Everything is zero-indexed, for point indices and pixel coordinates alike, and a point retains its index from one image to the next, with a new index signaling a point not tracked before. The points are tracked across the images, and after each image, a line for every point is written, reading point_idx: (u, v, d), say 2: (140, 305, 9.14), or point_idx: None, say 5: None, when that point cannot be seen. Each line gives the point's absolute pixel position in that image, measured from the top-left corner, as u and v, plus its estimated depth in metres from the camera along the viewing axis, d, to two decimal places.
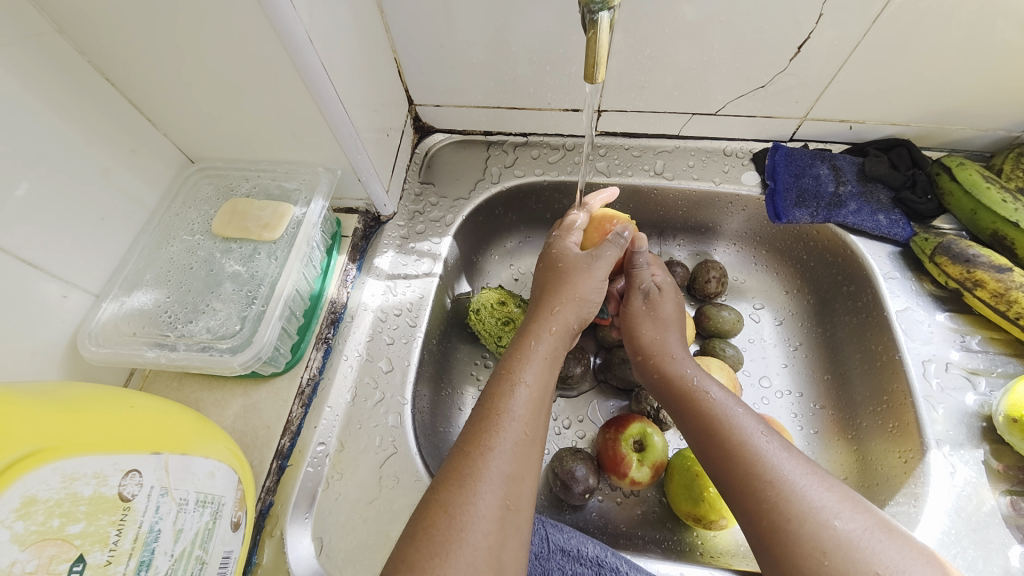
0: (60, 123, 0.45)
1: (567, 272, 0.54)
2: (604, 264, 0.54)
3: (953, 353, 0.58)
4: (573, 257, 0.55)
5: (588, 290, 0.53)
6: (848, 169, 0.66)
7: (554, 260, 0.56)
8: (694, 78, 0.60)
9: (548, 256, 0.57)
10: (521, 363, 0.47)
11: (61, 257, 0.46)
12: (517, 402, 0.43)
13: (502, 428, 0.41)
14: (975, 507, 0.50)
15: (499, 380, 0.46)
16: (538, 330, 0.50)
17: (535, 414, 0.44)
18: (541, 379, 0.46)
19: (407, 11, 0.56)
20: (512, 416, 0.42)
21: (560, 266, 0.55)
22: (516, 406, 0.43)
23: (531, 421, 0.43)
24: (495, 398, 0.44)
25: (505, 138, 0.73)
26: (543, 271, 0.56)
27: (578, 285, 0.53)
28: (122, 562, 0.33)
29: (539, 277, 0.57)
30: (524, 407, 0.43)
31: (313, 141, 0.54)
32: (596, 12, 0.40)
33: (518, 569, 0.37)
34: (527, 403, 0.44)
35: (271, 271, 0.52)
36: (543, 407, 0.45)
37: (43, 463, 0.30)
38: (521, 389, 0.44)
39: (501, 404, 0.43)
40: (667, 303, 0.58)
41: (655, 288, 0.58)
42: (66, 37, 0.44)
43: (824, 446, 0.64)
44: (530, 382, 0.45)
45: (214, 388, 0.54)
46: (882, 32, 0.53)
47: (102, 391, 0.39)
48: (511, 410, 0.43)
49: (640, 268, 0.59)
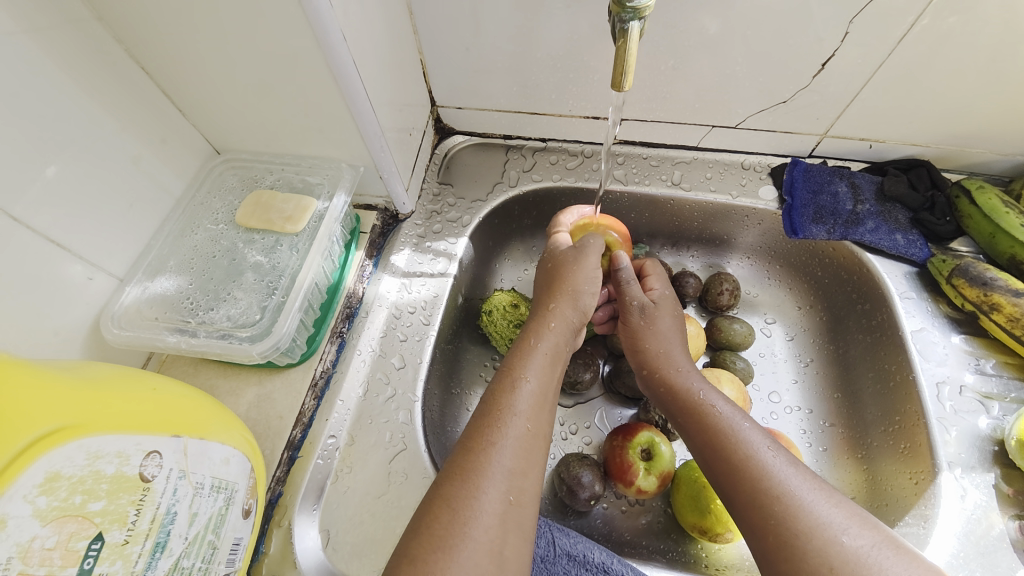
0: (94, 108, 0.46)
1: (556, 271, 0.55)
2: (591, 250, 0.57)
3: (968, 375, 0.58)
4: (560, 254, 0.57)
5: (581, 281, 0.54)
6: (867, 187, 0.66)
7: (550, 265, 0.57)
8: (715, 90, 0.61)
9: (542, 266, 0.59)
10: (523, 361, 0.47)
11: (88, 239, 0.47)
12: (521, 398, 0.44)
13: (505, 424, 0.41)
14: (984, 530, 0.50)
15: (501, 377, 0.46)
16: (538, 328, 0.51)
17: (538, 411, 0.44)
18: (544, 375, 0.47)
19: (435, 14, 0.57)
20: (515, 412, 0.42)
21: (556, 265, 0.56)
22: (519, 402, 0.43)
23: (534, 416, 0.43)
24: (497, 394, 0.44)
25: (524, 142, 0.73)
26: (544, 276, 0.57)
27: (571, 279, 0.54)
28: (139, 542, 0.34)
29: (541, 278, 0.58)
30: (526, 403, 0.44)
31: (338, 137, 0.55)
32: (626, 21, 0.40)
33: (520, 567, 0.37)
34: (531, 399, 0.44)
35: (292, 263, 0.53)
36: (546, 403, 0.45)
37: (69, 440, 0.30)
38: (525, 384, 0.45)
39: (503, 401, 0.43)
40: (663, 316, 0.57)
41: (650, 302, 0.57)
42: (105, 24, 0.45)
43: (832, 464, 0.64)
44: (534, 377, 0.46)
45: (229, 377, 0.54)
46: (906, 52, 0.54)
47: (126, 371, 0.39)
48: (513, 406, 0.43)
49: (629, 285, 0.58)
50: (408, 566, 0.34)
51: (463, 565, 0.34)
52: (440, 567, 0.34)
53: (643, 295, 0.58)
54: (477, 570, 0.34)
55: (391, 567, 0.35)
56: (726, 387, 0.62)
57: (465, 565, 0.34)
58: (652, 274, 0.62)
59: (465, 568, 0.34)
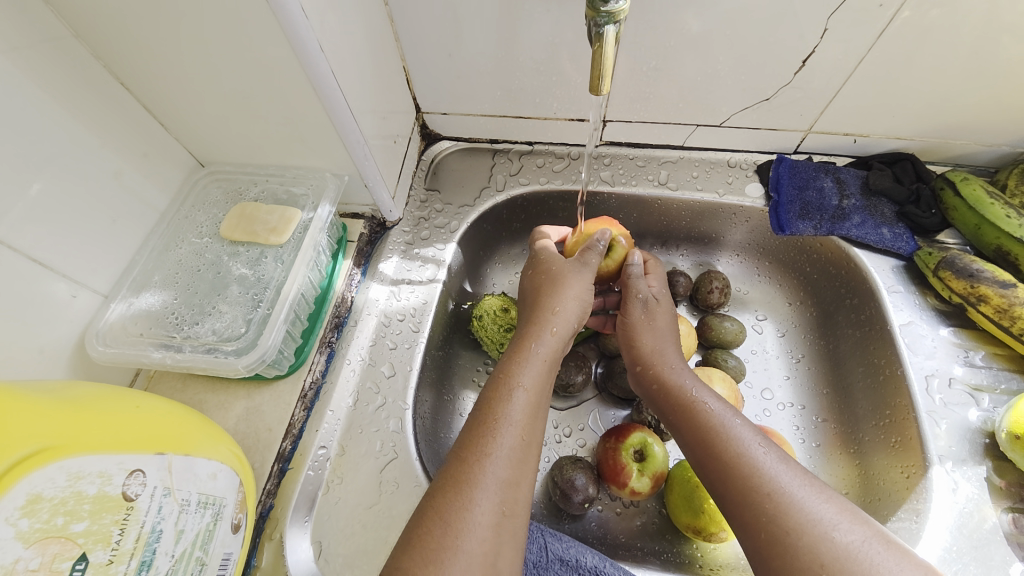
0: (74, 125, 0.46)
1: (556, 276, 0.54)
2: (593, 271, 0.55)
3: (957, 368, 0.58)
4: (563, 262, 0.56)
5: (578, 288, 0.54)
6: (852, 182, 0.66)
7: (548, 268, 0.55)
8: (699, 88, 0.61)
9: (534, 263, 0.58)
10: (518, 367, 0.47)
11: (70, 257, 0.47)
12: (515, 407, 0.43)
13: (499, 434, 0.41)
14: (976, 523, 0.50)
15: (497, 384, 0.46)
16: (539, 332, 0.50)
17: (532, 420, 0.44)
18: (539, 381, 0.46)
19: (416, 21, 0.57)
20: (510, 422, 0.42)
21: (552, 270, 0.55)
22: (514, 411, 0.43)
23: (528, 426, 0.43)
24: (493, 404, 0.44)
25: (511, 146, 0.73)
26: (532, 279, 0.56)
27: (570, 284, 0.53)
28: (124, 562, 0.33)
29: (530, 283, 0.56)
30: (520, 412, 0.43)
31: (323, 148, 0.55)
32: (602, 25, 0.41)
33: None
34: (525, 407, 0.44)
35: (278, 274, 0.53)
36: (540, 412, 0.45)
37: (50, 461, 0.30)
38: (519, 393, 0.45)
39: (499, 410, 0.43)
40: (663, 313, 0.57)
41: (653, 298, 0.57)
42: (83, 41, 0.45)
43: (826, 459, 0.64)
44: (528, 385, 0.45)
45: (218, 390, 0.54)
46: (887, 47, 0.54)
47: (108, 390, 0.39)
48: (509, 415, 0.43)
49: (635, 279, 0.58)
50: None
51: None
52: None
53: (648, 289, 0.58)
54: None
55: None
56: (718, 385, 0.62)
57: None
58: (652, 274, 0.61)
59: None
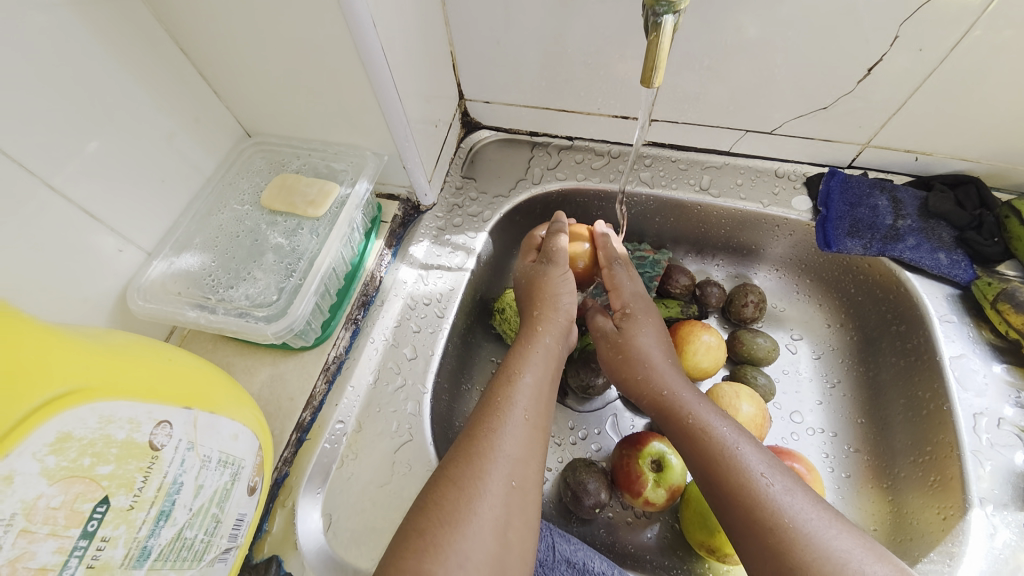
0: (134, 87, 0.47)
1: (539, 283, 0.55)
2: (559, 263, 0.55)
3: (1007, 408, 0.54)
4: (533, 270, 0.56)
5: (560, 291, 0.54)
6: (909, 203, 0.62)
7: (527, 278, 0.57)
8: (751, 94, 0.59)
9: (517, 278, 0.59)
10: (521, 359, 0.48)
11: (120, 212, 0.48)
12: (520, 393, 0.45)
13: (506, 414, 0.43)
14: (1012, 572, 0.46)
15: (500, 374, 0.47)
16: (535, 334, 0.51)
17: (537, 404, 0.45)
18: (542, 373, 0.48)
19: (469, 6, 0.57)
20: (515, 405, 0.44)
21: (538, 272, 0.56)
22: (519, 396, 0.44)
23: (532, 410, 0.44)
24: (500, 388, 0.45)
25: (551, 140, 0.72)
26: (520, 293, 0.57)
27: (555, 292, 0.54)
28: (144, 509, 0.34)
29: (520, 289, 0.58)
30: (526, 398, 0.45)
31: (366, 126, 0.55)
32: (660, 15, 0.40)
33: (525, 543, 0.39)
34: (529, 393, 0.45)
35: (312, 246, 0.54)
36: (544, 401, 0.46)
37: (82, 403, 0.31)
38: (522, 380, 0.46)
39: (504, 393, 0.44)
40: (634, 334, 0.54)
41: (614, 329, 0.55)
42: (147, 4, 0.46)
43: (853, 491, 0.61)
44: (531, 373, 0.47)
45: (245, 355, 0.55)
46: (963, 62, 0.50)
47: (147, 341, 0.40)
48: (514, 399, 0.44)
49: (595, 319, 0.58)
50: (417, 539, 0.36)
51: (468, 538, 0.36)
52: (449, 540, 0.35)
53: (609, 322, 0.57)
54: (482, 545, 0.36)
55: (396, 540, 0.36)
56: (745, 403, 0.59)
57: (473, 540, 0.36)
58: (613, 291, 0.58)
59: (472, 542, 0.36)
